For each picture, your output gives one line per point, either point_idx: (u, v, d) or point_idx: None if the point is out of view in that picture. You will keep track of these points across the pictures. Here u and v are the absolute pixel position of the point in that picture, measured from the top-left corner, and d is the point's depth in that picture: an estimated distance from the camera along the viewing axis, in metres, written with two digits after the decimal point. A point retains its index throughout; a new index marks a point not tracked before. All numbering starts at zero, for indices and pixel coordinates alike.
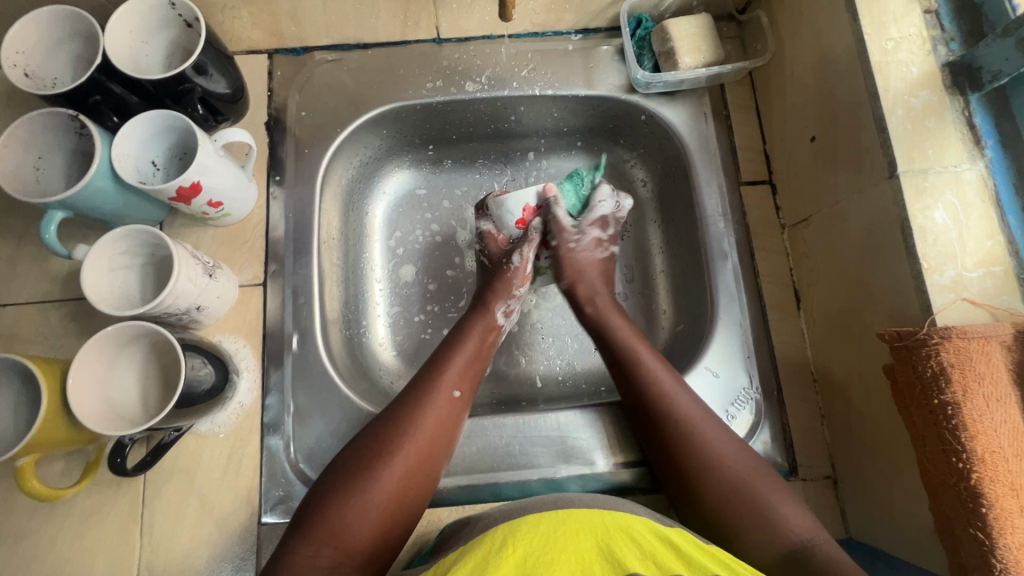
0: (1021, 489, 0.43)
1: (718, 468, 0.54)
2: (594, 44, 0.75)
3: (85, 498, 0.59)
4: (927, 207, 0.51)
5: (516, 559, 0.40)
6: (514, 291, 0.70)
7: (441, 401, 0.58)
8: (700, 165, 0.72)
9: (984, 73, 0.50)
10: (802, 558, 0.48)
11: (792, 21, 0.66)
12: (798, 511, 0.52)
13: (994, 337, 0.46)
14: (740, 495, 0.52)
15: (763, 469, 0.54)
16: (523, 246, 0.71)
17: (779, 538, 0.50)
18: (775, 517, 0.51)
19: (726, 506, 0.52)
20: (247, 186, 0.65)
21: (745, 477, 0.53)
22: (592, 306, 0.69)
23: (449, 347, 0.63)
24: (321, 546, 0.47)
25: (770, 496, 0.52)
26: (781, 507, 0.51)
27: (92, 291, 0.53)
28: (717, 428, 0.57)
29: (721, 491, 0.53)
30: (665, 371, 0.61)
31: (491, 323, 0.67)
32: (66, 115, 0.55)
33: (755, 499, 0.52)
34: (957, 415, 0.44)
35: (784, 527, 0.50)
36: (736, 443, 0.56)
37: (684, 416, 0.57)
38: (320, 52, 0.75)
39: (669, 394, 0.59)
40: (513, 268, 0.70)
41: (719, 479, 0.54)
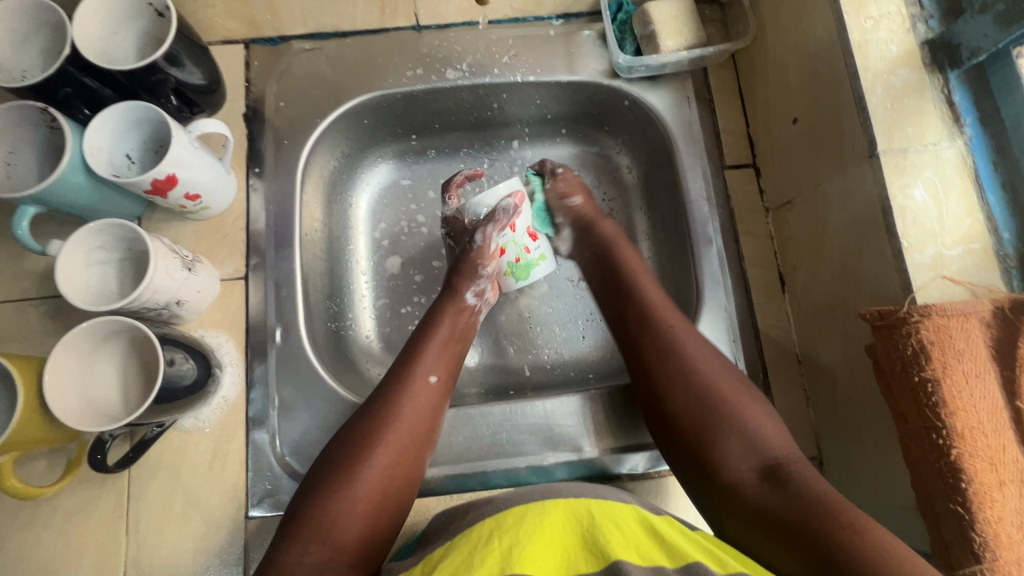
0: (999, 463, 0.44)
1: (699, 386, 0.54)
2: (575, 29, 0.74)
3: (70, 496, 0.58)
4: (907, 185, 0.51)
5: (499, 553, 0.41)
6: (482, 271, 0.68)
7: (419, 388, 0.57)
8: (685, 151, 0.72)
9: (963, 50, 0.50)
10: (781, 470, 0.49)
11: (773, 2, 0.66)
12: (774, 425, 0.52)
13: (974, 314, 0.46)
14: (719, 409, 0.52)
15: (743, 385, 0.54)
16: (487, 226, 0.68)
17: (759, 450, 0.50)
18: (752, 431, 0.51)
19: (701, 421, 0.52)
20: (226, 179, 0.65)
21: (724, 394, 0.53)
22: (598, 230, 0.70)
23: (422, 334, 0.62)
24: (309, 544, 0.47)
25: (747, 411, 0.52)
26: (757, 423, 0.52)
27: (66, 287, 0.52)
28: (699, 341, 0.57)
29: (701, 403, 0.53)
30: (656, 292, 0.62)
31: (461, 303, 0.66)
32: (35, 107, 0.53)
33: (732, 414, 0.52)
34: (937, 392, 0.45)
35: (763, 443, 0.51)
36: (717, 359, 0.56)
37: (671, 329, 0.58)
38: (298, 41, 0.74)
39: (656, 312, 0.59)
40: (479, 247, 0.68)
41: (705, 394, 0.53)
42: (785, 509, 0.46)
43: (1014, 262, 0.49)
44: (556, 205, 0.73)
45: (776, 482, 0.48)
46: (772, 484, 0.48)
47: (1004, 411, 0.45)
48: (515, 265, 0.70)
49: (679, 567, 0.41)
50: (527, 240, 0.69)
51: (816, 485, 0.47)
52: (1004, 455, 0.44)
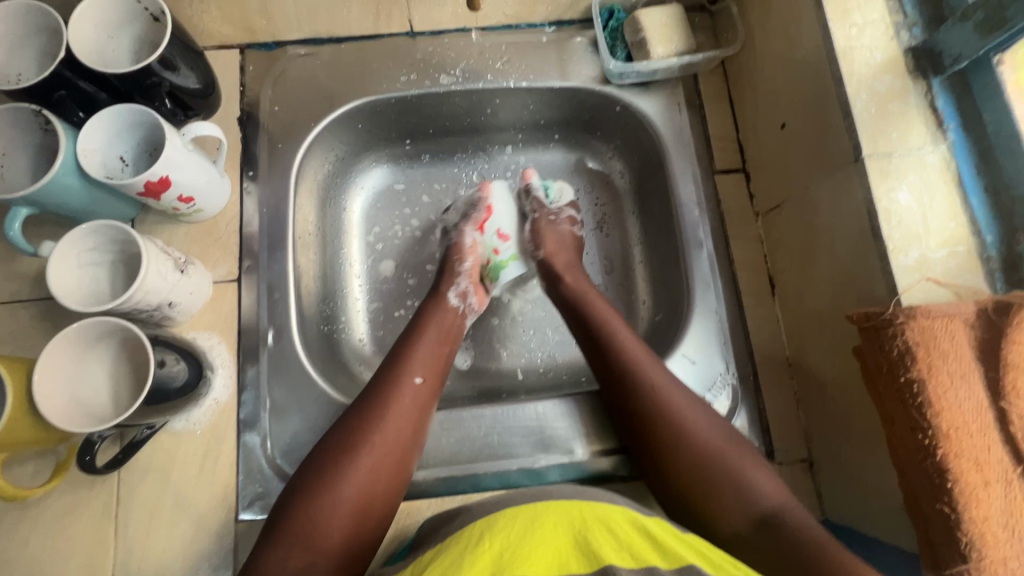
0: (984, 464, 0.44)
1: (694, 443, 0.55)
2: (567, 36, 0.75)
3: (59, 498, 0.58)
4: (892, 189, 0.52)
5: (491, 555, 0.41)
6: (460, 269, 0.71)
7: (403, 390, 0.58)
8: (676, 156, 0.72)
9: (945, 57, 0.51)
10: (775, 520, 0.50)
11: (761, 10, 0.67)
12: (769, 477, 0.54)
13: (958, 315, 0.47)
14: (714, 465, 0.54)
15: (736, 440, 0.56)
16: (464, 224, 0.74)
17: (752, 504, 0.52)
18: (747, 482, 0.53)
19: (697, 475, 0.54)
20: (220, 182, 0.65)
21: (715, 448, 0.55)
22: (566, 282, 0.70)
23: (410, 335, 0.63)
24: (292, 548, 0.48)
25: (740, 463, 0.54)
26: (750, 474, 0.53)
27: (57, 289, 0.52)
28: (684, 395, 0.58)
29: (695, 462, 0.54)
30: (631, 336, 0.63)
31: (445, 303, 0.67)
32: (30, 110, 0.54)
33: (727, 465, 0.54)
34: (923, 392, 0.45)
35: (757, 494, 0.52)
36: (707, 413, 0.58)
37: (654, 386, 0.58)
38: (293, 46, 0.74)
39: (642, 364, 0.60)
40: (456, 244, 0.73)
41: (693, 448, 0.55)
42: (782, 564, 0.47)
43: (997, 264, 0.49)
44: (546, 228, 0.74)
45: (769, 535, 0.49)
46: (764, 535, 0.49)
47: (989, 412, 0.45)
48: (491, 266, 0.74)
49: (672, 569, 0.41)
50: (496, 242, 0.75)
51: (811, 534, 0.48)
52: (989, 455, 0.45)
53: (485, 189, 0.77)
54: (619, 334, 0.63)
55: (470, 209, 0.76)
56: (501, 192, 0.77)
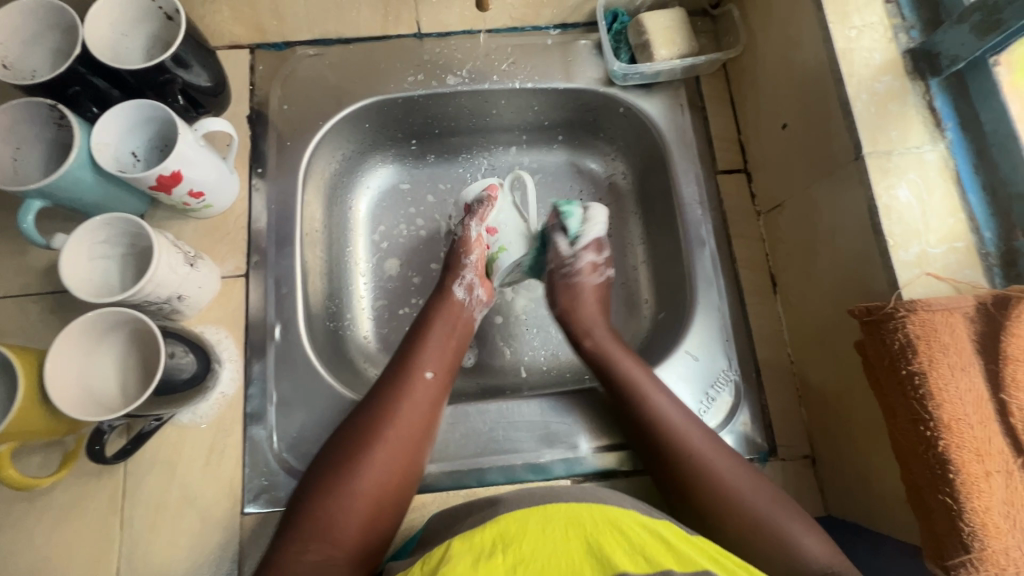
0: (986, 454, 0.45)
1: (734, 502, 0.54)
2: (572, 39, 0.77)
3: (65, 490, 0.58)
4: (892, 186, 0.53)
5: (507, 563, 0.40)
6: (466, 262, 0.71)
7: (416, 384, 0.58)
8: (678, 156, 0.74)
9: (942, 58, 0.53)
10: None
11: (761, 14, 0.69)
12: (817, 540, 0.51)
13: (957, 309, 0.47)
14: (759, 529, 0.52)
15: (783, 502, 0.54)
16: (466, 217, 0.73)
17: (801, 569, 0.49)
18: (794, 547, 0.51)
19: (743, 535, 0.52)
20: (229, 178, 0.66)
21: (760, 508, 0.53)
22: (591, 339, 0.68)
23: (421, 329, 0.64)
24: (309, 541, 0.48)
25: (789, 526, 0.52)
26: (798, 538, 0.51)
27: (70, 280, 0.53)
28: (707, 438, 0.58)
29: (739, 523, 0.53)
30: (650, 381, 0.62)
31: (451, 299, 0.68)
32: (45, 104, 0.55)
33: (772, 528, 0.52)
34: (924, 384, 0.46)
35: (806, 558, 0.50)
36: (746, 472, 0.56)
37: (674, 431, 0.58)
38: (302, 47, 0.75)
39: (662, 410, 0.59)
40: (460, 238, 0.72)
41: (733, 505, 0.53)
42: None
43: (996, 260, 0.50)
44: (562, 285, 0.72)
45: None
46: None
47: (989, 404, 0.46)
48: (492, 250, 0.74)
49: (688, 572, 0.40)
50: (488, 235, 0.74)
51: None
52: (990, 446, 0.45)
53: (492, 190, 0.75)
54: (638, 381, 0.62)
55: (475, 205, 0.74)
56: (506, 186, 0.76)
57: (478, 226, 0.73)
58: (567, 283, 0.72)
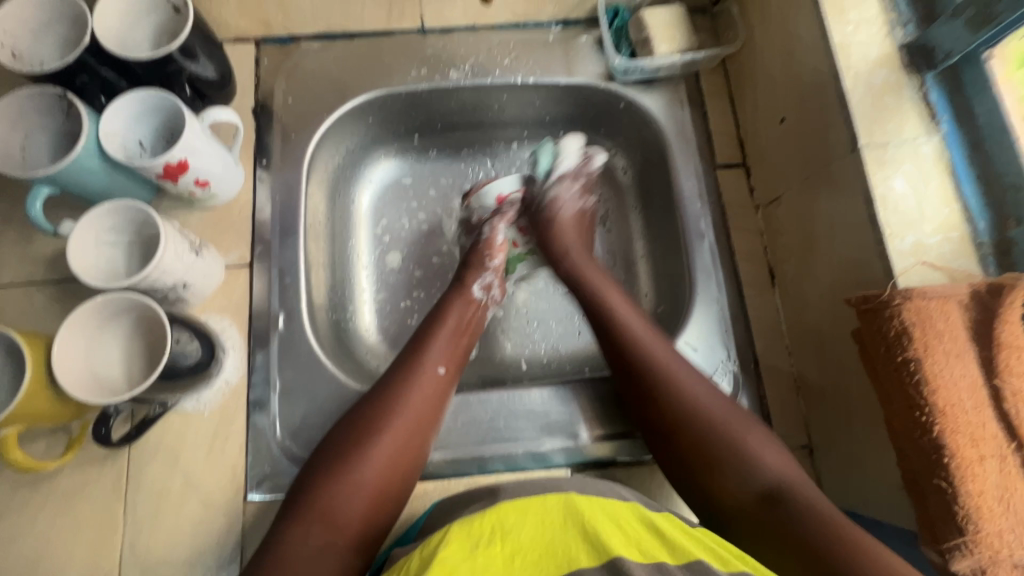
0: (979, 439, 0.46)
1: (696, 413, 0.55)
2: (574, 35, 0.78)
3: (69, 475, 0.59)
4: (888, 177, 0.54)
5: (503, 555, 0.42)
6: (488, 264, 0.71)
7: (426, 376, 0.59)
8: (678, 150, 0.75)
9: (937, 52, 0.54)
10: (780, 496, 0.49)
11: (760, 10, 0.70)
12: (776, 452, 0.53)
13: (952, 297, 0.48)
14: (715, 435, 0.54)
15: (742, 413, 0.55)
16: (495, 219, 0.74)
17: (756, 477, 0.51)
18: (753, 459, 0.52)
19: (700, 445, 0.54)
20: (234, 169, 0.67)
21: (722, 419, 0.55)
22: (565, 265, 0.72)
23: (431, 322, 0.65)
24: (311, 526, 0.49)
25: (748, 438, 0.53)
26: (759, 452, 0.52)
27: (77, 266, 0.54)
28: (680, 363, 0.59)
29: (699, 431, 0.54)
30: (639, 323, 0.63)
31: (469, 296, 0.69)
32: (55, 93, 0.56)
33: (730, 439, 0.53)
34: (919, 371, 0.47)
35: (761, 467, 0.51)
36: (710, 388, 0.57)
37: (656, 358, 0.59)
38: (307, 41, 0.76)
39: (642, 339, 0.61)
40: (485, 239, 0.73)
41: (694, 414, 0.55)
42: (790, 538, 0.46)
43: (990, 250, 0.51)
44: (539, 219, 0.75)
45: (773, 508, 0.49)
46: (770, 510, 0.49)
47: (983, 390, 0.47)
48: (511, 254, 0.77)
49: (681, 566, 0.42)
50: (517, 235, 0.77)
51: (818, 513, 0.47)
52: (984, 431, 0.46)
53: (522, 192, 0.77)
54: (618, 313, 0.65)
55: (507, 207, 0.75)
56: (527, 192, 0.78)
57: (505, 229, 0.75)
58: (544, 216, 0.75)
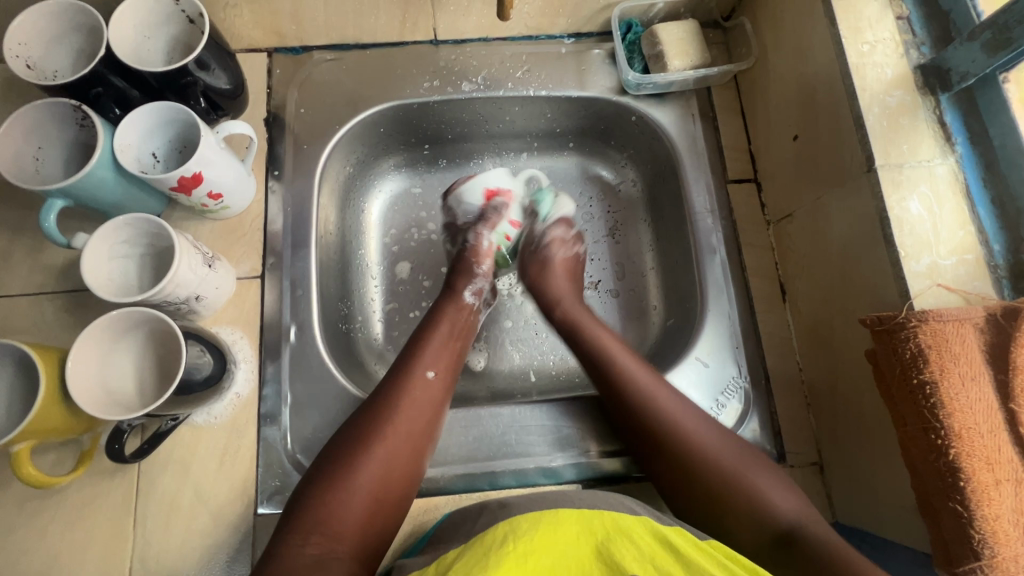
0: (995, 463, 0.46)
1: (705, 456, 0.55)
2: (586, 48, 0.78)
3: (79, 488, 0.58)
4: (903, 199, 0.54)
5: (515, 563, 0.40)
6: (477, 269, 0.71)
7: (417, 381, 0.59)
8: (689, 164, 0.75)
9: (953, 74, 0.54)
10: (796, 539, 0.50)
11: (774, 27, 0.70)
12: (790, 495, 0.54)
13: (968, 320, 0.48)
14: (727, 478, 0.54)
15: (753, 457, 0.56)
16: (479, 225, 0.74)
17: (772, 520, 0.52)
18: (765, 501, 0.53)
19: (716, 488, 0.54)
20: (247, 180, 0.66)
21: (733, 463, 0.55)
22: (559, 312, 0.70)
23: (423, 331, 0.65)
24: (309, 535, 0.48)
25: (760, 482, 0.54)
26: (771, 493, 0.53)
27: (91, 280, 0.53)
28: (681, 401, 0.59)
29: (710, 472, 0.55)
30: (634, 361, 0.63)
31: (460, 302, 0.68)
32: (69, 105, 0.56)
33: (742, 482, 0.54)
34: (935, 393, 0.47)
35: (775, 511, 0.52)
36: (719, 430, 0.58)
37: (661, 403, 0.59)
38: (319, 51, 0.76)
39: (635, 376, 0.61)
40: (471, 246, 0.73)
41: (701, 455, 0.56)
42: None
43: (1004, 272, 0.51)
44: (533, 260, 0.75)
45: (789, 552, 0.49)
46: (787, 553, 0.49)
47: (999, 413, 0.47)
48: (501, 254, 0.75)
49: None
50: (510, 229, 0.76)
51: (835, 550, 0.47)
52: (1000, 454, 0.46)
53: (508, 198, 0.76)
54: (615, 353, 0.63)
55: (491, 210, 0.74)
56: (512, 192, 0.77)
57: (490, 234, 0.74)
58: (537, 257, 0.74)
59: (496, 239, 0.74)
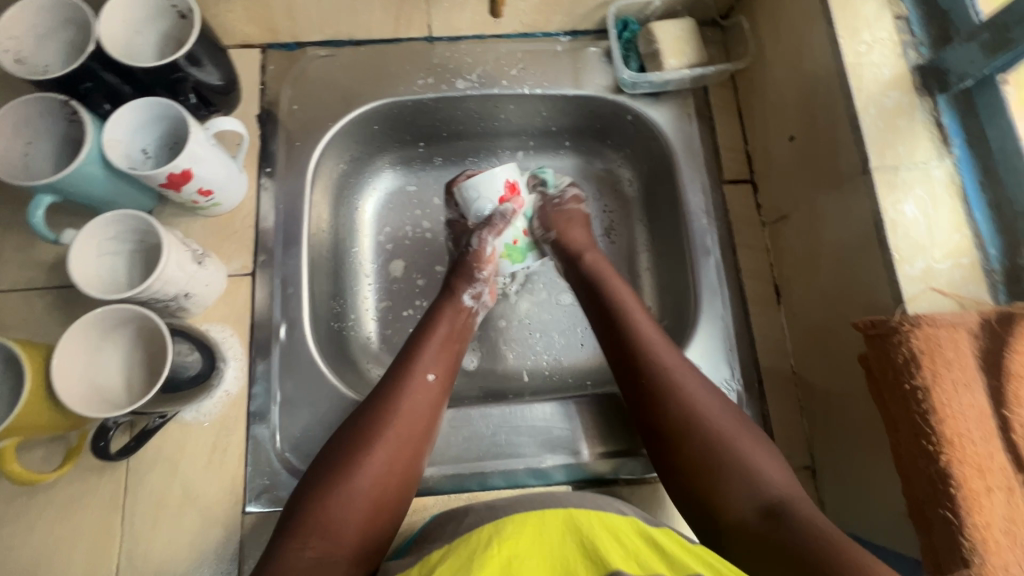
0: (986, 470, 0.45)
1: (703, 428, 0.54)
2: (582, 46, 0.77)
3: (66, 485, 0.58)
4: (898, 201, 0.53)
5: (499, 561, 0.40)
6: (478, 274, 0.70)
7: (416, 384, 0.59)
8: (685, 164, 0.74)
9: (951, 76, 0.53)
10: (780, 511, 0.48)
11: (771, 26, 0.69)
12: (778, 468, 0.52)
13: (962, 325, 0.48)
14: (721, 448, 0.53)
15: (748, 428, 0.55)
16: (483, 230, 0.70)
17: (761, 491, 0.50)
18: (757, 473, 0.51)
19: (707, 458, 0.52)
20: (238, 177, 0.66)
21: (728, 434, 0.54)
22: (586, 259, 0.70)
23: (421, 332, 0.64)
24: (308, 539, 0.48)
25: (751, 453, 0.52)
26: (761, 466, 0.52)
27: (78, 276, 0.53)
28: (698, 382, 0.58)
29: (705, 445, 0.53)
30: (653, 327, 0.63)
31: (459, 303, 0.68)
32: (58, 100, 0.55)
33: (734, 451, 0.52)
34: (927, 399, 0.46)
35: (764, 482, 0.50)
36: (719, 401, 0.57)
37: (671, 374, 0.58)
38: (313, 48, 0.76)
39: (655, 347, 0.60)
40: (474, 252, 0.70)
41: (702, 431, 0.54)
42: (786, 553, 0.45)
43: (1000, 277, 0.51)
44: (555, 211, 0.74)
45: (772, 523, 0.47)
46: (771, 526, 0.47)
47: (992, 420, 0.46)
48: (512, 249, 0.72)
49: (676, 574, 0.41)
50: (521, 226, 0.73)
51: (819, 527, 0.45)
52: (991, 462, 0.45)
53: (518, 203, 0.71)
54: (635, 316, 0.63)
55: (497, 214, 0.70)
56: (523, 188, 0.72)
57: (494, 239, 0.71)
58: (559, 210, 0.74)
59: (504, 239, 0.71)
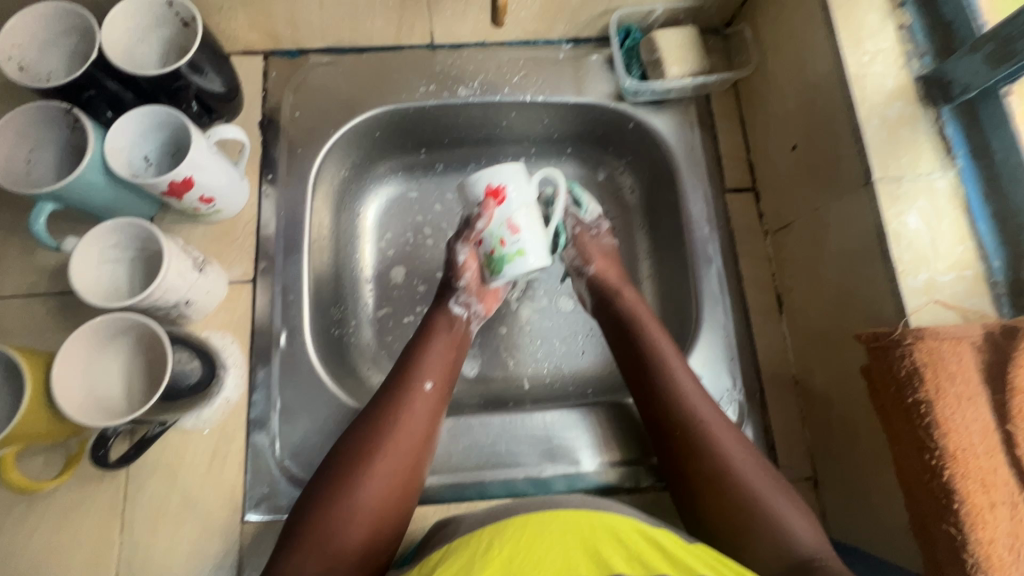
0: (990, 485, 0.45)
1: (733, 481, 0.54)
2: (584, 54, 0.77)
3: (65, 492, 0.58)
4: (901, 213, 0.53)
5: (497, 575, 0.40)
6: (456, 284, 0.67)
7: (415, 395, 0.58)
8: (687, 172, 0.74)
9: (954, 87, 0.52)
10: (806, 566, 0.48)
11: (774, 35, 0.69)
12: (806, 520, 0.52)
13: (965, 338, 0.47)
14: (747, 501, 0.53)
15: (772, 476, 0.55)
16: (456, 239, 0.65)
17: (788, 546, 0.50)
18: (784, 525, 0.51)
19: (733, 510, 0.53)
20: (239, 184, 0.66)
21: (756, 485, 0.54)
22: (622, 300, 0.68)
23: (419, 340, 0.64)
24: (308, 555, 0.49)
25: (778, 505, 0.53)
26: (789, 517, 0.52)
27: (79, 284, 0.53)
28: (728, 429, 0.57)
29: (734, 496, 0.53)
30: (686, 372, 0.61)
31: (450, 313, 0.67)
32: (60, 108, 0.56)
33: (762, 505, 0.52)
34: (930, 413, 0.46)
35: (793, 537, 0.50)
36: (747, 449, 0.56)
37: (706, 421, 0.57)
38: (315, 55, 0.76)
39: (688, 393, 0.59)
40: (449, 260, 0.67)
41: (729, 482, 0.54)
42: None
43: (1004, 289, 0.51)
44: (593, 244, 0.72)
45: None
46: None
47: (995, 434, 0.46)
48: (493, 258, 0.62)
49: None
50: (506, 232, 0.60)
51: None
52: (995, 477, 0.45)
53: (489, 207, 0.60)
54: (670, 363, 0.61)
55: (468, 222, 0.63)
56: (513, 192, 0.59)
57: (468, 248, 0.65)
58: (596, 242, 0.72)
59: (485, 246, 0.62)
